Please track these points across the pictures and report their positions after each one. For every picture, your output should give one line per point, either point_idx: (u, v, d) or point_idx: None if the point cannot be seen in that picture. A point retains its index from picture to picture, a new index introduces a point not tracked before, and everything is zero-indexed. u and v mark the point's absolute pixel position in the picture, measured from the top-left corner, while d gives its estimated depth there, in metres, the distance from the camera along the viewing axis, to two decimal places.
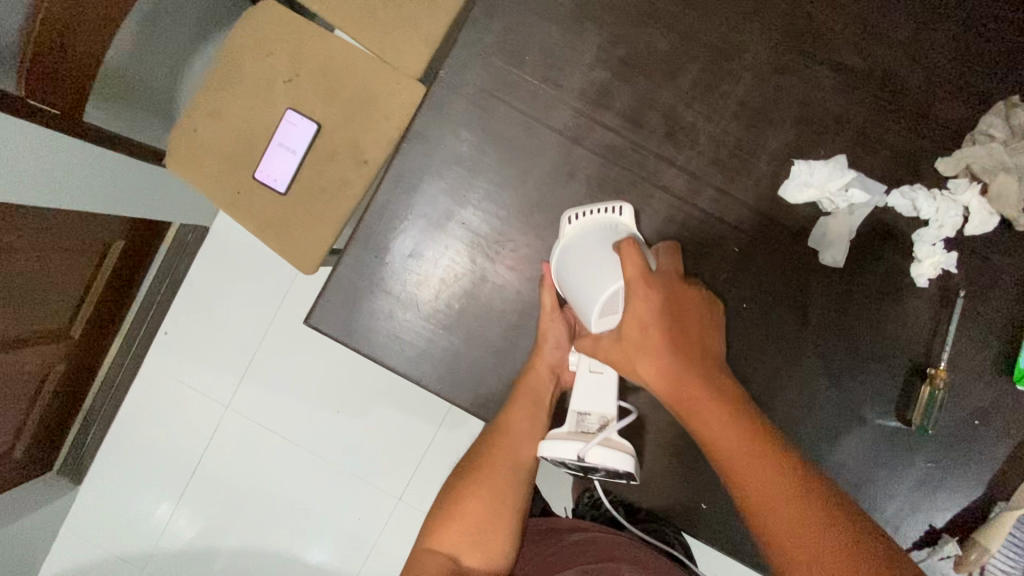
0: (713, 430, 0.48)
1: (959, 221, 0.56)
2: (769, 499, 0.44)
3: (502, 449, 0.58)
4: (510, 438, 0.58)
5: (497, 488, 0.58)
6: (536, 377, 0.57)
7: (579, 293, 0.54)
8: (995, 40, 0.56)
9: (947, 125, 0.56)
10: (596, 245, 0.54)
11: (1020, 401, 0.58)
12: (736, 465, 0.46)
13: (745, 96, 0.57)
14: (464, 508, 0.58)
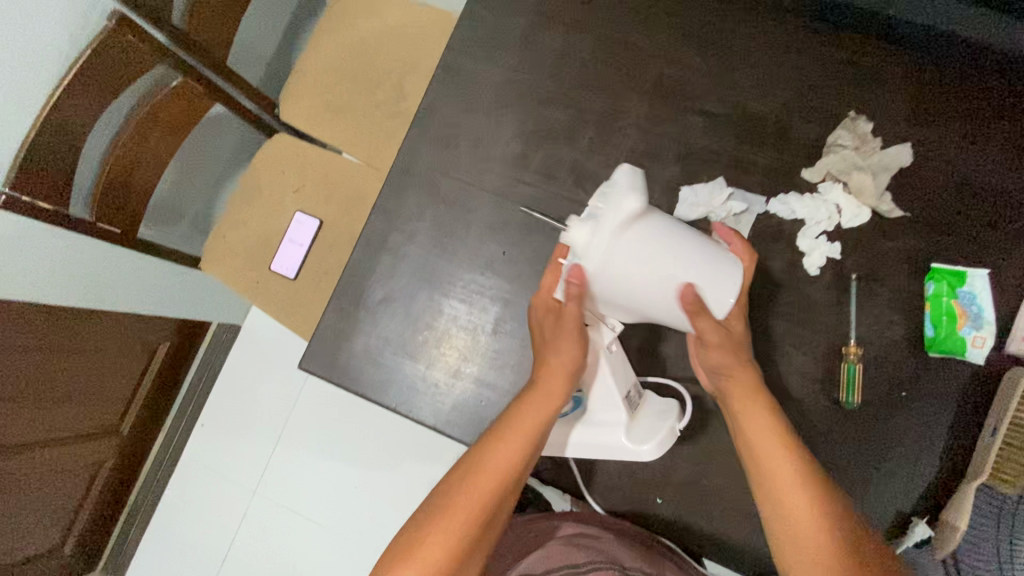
0: (753, 436, 0.56)
1: (834, 216, 0.66)
2: (799, 503, 0.52)
3: (487, 483, 0.55)
4: (496, 472, 0.56)
5: (472, 530, 0.54)
6: (538, 396, 0.59)
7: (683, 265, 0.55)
8: (831, 70, 0.69)
9: (805, 143, 0.68)
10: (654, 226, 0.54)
11: (939, 369, 0.63)
12: (765, 470, 0.55)
13: (634, 145, 0.71)
14: (430, 546, 0.53)
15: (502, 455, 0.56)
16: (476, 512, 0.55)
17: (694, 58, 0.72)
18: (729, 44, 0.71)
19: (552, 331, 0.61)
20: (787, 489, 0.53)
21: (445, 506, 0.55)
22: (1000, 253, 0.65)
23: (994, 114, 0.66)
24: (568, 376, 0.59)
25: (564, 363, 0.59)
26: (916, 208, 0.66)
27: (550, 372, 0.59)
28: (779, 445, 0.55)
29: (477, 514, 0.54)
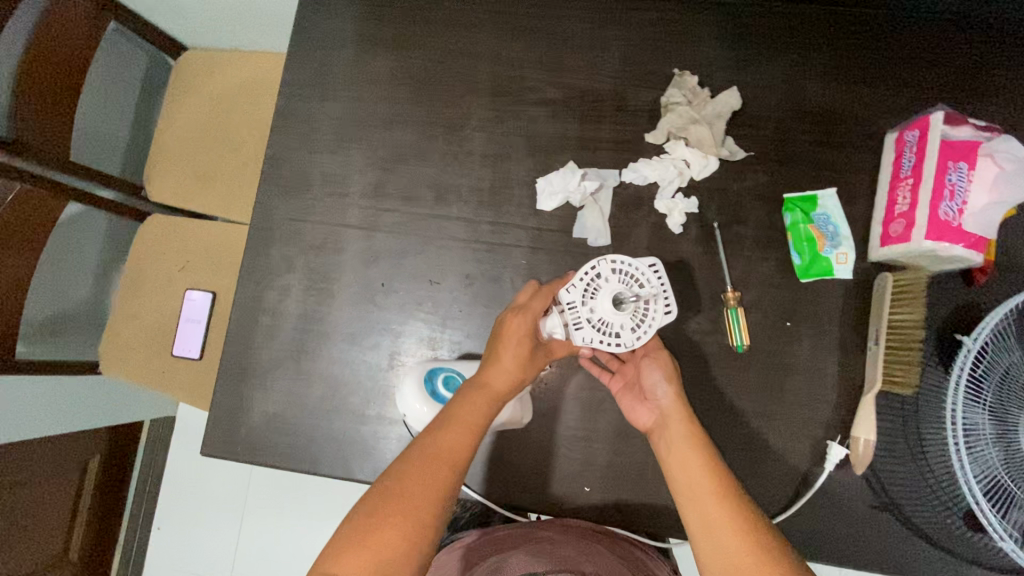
0: (685, 485, 0.51)
1: (683, 172, 0.67)
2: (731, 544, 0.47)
3: (441, 474, 0.50)
4: (453, 456, 0.51)
5: (427, 523, 0.48)
6: (494, 388, 0.56)
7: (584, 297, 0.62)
8: (654, 34, 0.70)
9: (643, 109, 0.70)
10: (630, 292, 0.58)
11: (815, 293, 0.65)
12: (703, 528, 0.48)
13: (484, 149, 0.71)
14: (382, 541, 0.46)
15: (456, 445, 0.52)
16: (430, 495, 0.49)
17: (524, 50, 0.72)
18: (553, 29, 0.72)
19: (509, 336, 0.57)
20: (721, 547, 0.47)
21: (396, 497, 0.48)
22: (844, 172, 0.67)
23: (810, 42, 0.69)
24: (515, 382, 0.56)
25: (513, 363, 0.56)
26: (758, 146, 0.68)
27: (503, 375, 0.56)
28: (714, 497, 0.49)
29: (429, 505, 0.48)
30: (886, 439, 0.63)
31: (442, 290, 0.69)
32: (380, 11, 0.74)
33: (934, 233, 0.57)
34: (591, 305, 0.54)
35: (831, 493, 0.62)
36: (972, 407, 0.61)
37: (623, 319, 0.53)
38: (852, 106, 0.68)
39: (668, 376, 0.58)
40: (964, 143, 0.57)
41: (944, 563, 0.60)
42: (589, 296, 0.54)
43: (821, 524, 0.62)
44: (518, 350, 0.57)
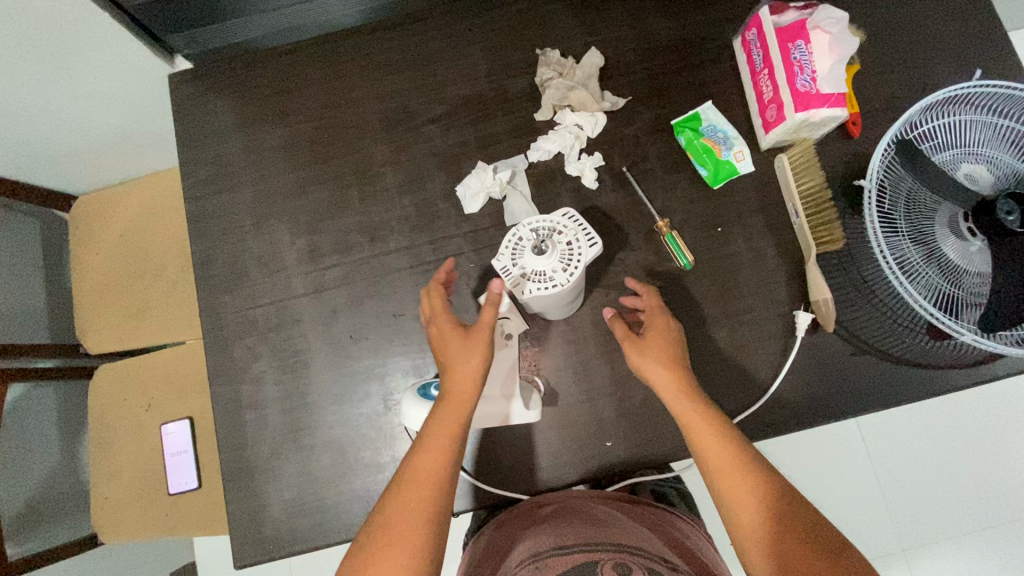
0: (709, 468, 0.56)
1: (578, 134, 0.72)
2: (755, 513, 0.53)
3: (425, 490, 0.54)
4: (429, 473, 0.54)
5: (423, 543, 0.51)
6: (457, 384, 0.57)
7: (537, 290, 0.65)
8: (508, 28, 0.77)
9: (524, 94, 0.75)
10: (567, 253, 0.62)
11: (731, 193, 0.71)
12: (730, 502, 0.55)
13: (397, 179, 0.74)
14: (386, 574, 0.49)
15: (431, 470, 0.54)
16: (421, 517, 0.52)
17: (399, 82, 0.77)
18: (418, 57, 0.77)
19: (448, 344, 0.59)
20: (755, 531, 0.53)
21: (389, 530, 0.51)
22: (712, 84, 0.74)
23: None
24: (469, 379, 0.57)
25: (457, 368, 0.57)
26: (632, 90, 0.74)
27: (457, 380, 0.57)
28: (742, 484, 0.54)
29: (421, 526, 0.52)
30: (839, 293, 0.69)
31: (408, 319, 0.70)
32: (255, 96, 0.78)
33: (801, 105, 0.64)
34: (521, 262, 0.58)
35: (815, 357, 0.68)
36: (892, 239, 0.68)
37: (552, 262, 0.58)
38: (696, 28, 0.75)
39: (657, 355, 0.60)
40: (793, 24, 0.65)
41: (927, 376, 0.67)
42: (517, 256, 0.59)
43: (817, 387, 0.67)
44: (461, 349, 0.58)
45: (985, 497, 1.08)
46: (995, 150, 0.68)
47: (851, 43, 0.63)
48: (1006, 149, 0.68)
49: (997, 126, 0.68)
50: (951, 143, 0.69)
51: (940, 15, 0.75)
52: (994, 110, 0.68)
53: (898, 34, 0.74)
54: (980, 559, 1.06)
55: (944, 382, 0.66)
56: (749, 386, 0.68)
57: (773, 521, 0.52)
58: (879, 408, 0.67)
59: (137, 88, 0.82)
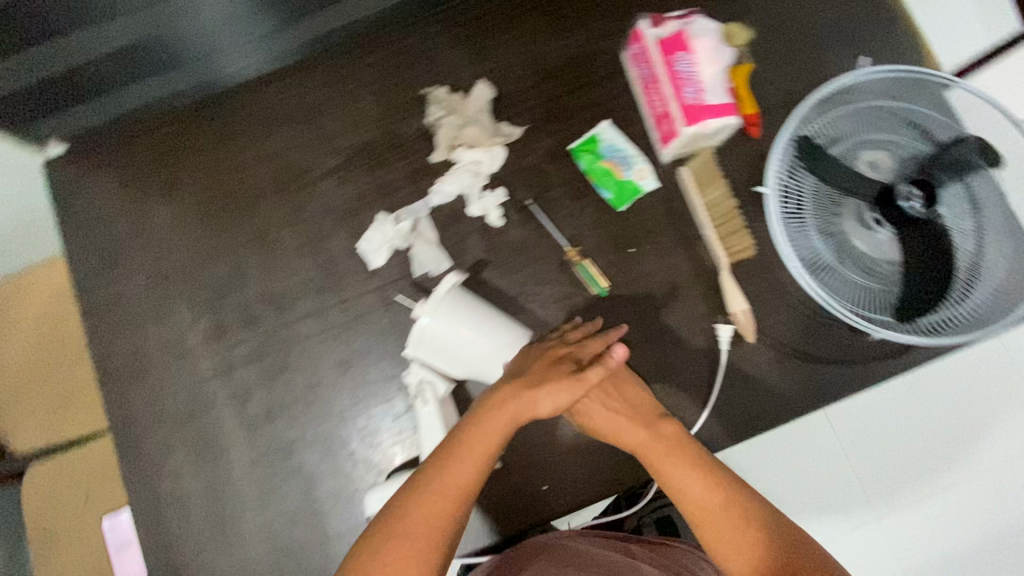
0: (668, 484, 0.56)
1: (476, 172, 0.70)
2: (718, 520, 0.53)
3: (466, 472, 0.52)
4: (484, 446, 0.53)
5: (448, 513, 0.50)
6: (542, 379, 0.57)
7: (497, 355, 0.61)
8: (393, 69, 0.74)
9: (418, 136, 0.72)
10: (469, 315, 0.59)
11: (638, 212, 0.70)
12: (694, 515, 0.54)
13: (296, 242, 0.71)
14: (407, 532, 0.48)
15: (476, 456, 0.53)
16: (460, 488, 0.51)
17: (289, 137, 0.73)
18: (305, 106, 0.74)
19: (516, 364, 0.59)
20: (718, 542, 0.52)
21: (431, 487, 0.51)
22: (608, 100, 0.72)
23: (525, 11, 0.74)
24: (555, 402, 0.57)
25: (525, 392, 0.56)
26: (527, 118, 0.72)
27: (545, 390, 0.57)
28: (718, 498, 0.53)
29: (450, 509, 0.50)
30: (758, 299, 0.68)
31: (325, 387, 0.67)
32: (136, 171, 0.73)
33: (691, 118, 0.62)
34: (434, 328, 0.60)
35: (742, 368, 0.67)
36: (803, 241, 0.67)
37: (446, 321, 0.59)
38: (583, 46, 0.73)
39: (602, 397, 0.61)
40: (673, 36, 0.63)
41: (852, 373, 0.66)
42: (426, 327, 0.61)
43: (747, 399, 0.66)
44: (554, 371, 0.58)
45: None
46: (887, 134, 0.68)
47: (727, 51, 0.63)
48: (897, 132, 0.68)
49: (885, 110, 0.68)
50: (846, 133, 0.68)
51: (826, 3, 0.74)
52: (879, 95, 0.68)
53: (787, 27, 0.73)
54: None
55: (869, 376, 0.67)
56: (679, 407, 0.67)
57: (738, 528, 0.52)
58: (810, 411, 0.66)
59: (13, 179, 0.78)
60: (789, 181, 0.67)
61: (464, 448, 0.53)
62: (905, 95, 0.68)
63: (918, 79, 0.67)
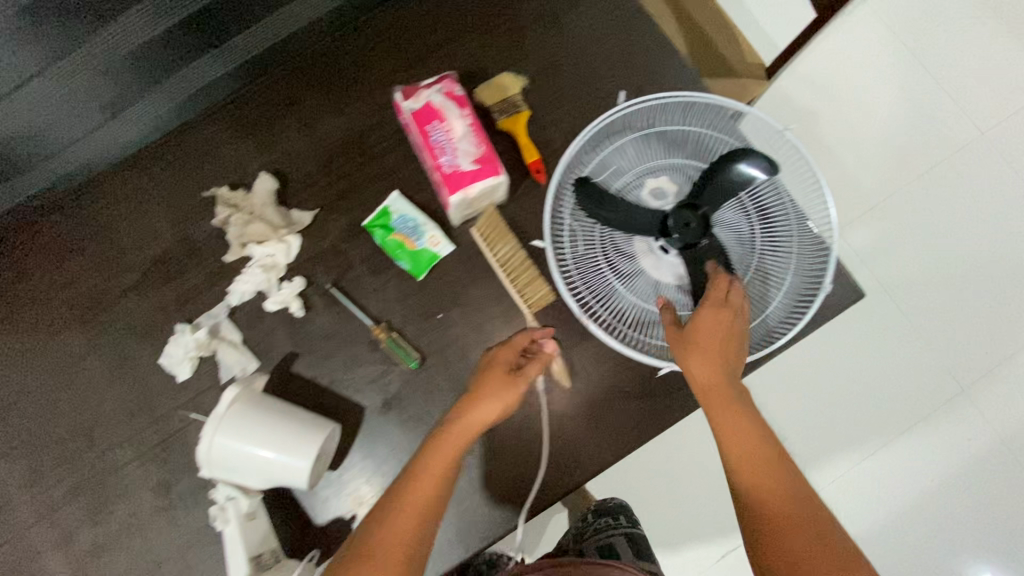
0: (731, 447, 0.55)
1: (270, 266, 0.69)
2: (786, 511, 0.51)
3: (426, 489, 0.54)
4: (445, 456, 0.56)
5: (413, 537, 0.52)
6: (492, 389, 0.59)
7: (290, 464, 0.59)
8: (179, 174, 0.73)
9: (212, 238, 0.71)
10: (255, 425, 0.58)
11: (439, 277, 0.69)
12: (751, 494, 0.52)
13: (102, 367, 0.69)
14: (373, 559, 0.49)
15: (438, 471, 0.55)
16: (427, 504, 0.54)
17: (82, 261, 0.71)
18: (96, 226, 0.72)
19: (488, 378, 0.60)
20: (774, 527, 0.50)
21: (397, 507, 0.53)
22: (396, 170, 0.71)
23: (304, 96, 0.74)
24: (494, 416, 0.59)
25: (495, 407, 0.59)
26: (317, 199, 0.71)
27: (485, 403, 0.59)
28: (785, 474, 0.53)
29: (415, 526, 0.52)
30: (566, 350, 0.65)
31: (150, 513, 0.66)
32: None
33: (455, 187, 0.61)
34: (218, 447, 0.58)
35: (562, 417, 0.67)
36: (602, 283, 0.67)
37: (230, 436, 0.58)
38: (363, 119, 0.73)
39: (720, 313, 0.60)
40: (424, 107, 0.62)
41: (669, 404, 0.67)
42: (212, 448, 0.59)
43: (571, 449, 0.66)
44: (502, 377, 0.60)
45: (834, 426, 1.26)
46: (667, 158, 0.68)
47: (467, 106, 0.63)
48: (675, 155, 0.68)
49: (661, 135, 0.68)
50: (627, 165, 0.68)
51: (596, 32, 0.74)
52: (652, 122, 0.68)
53: (560, 63, 0.73)
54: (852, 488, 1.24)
55: (688, 404, 0.67)
56: (507, 470, 0.66)
57: (792, 519, 0.50)
58: (634, 448, 0.67)
59: None
60: (576, 227, 0.67)
61: (431, 464, 0.55)
62: (677, 116, 0.68)
63: (683, 100, 0.67)
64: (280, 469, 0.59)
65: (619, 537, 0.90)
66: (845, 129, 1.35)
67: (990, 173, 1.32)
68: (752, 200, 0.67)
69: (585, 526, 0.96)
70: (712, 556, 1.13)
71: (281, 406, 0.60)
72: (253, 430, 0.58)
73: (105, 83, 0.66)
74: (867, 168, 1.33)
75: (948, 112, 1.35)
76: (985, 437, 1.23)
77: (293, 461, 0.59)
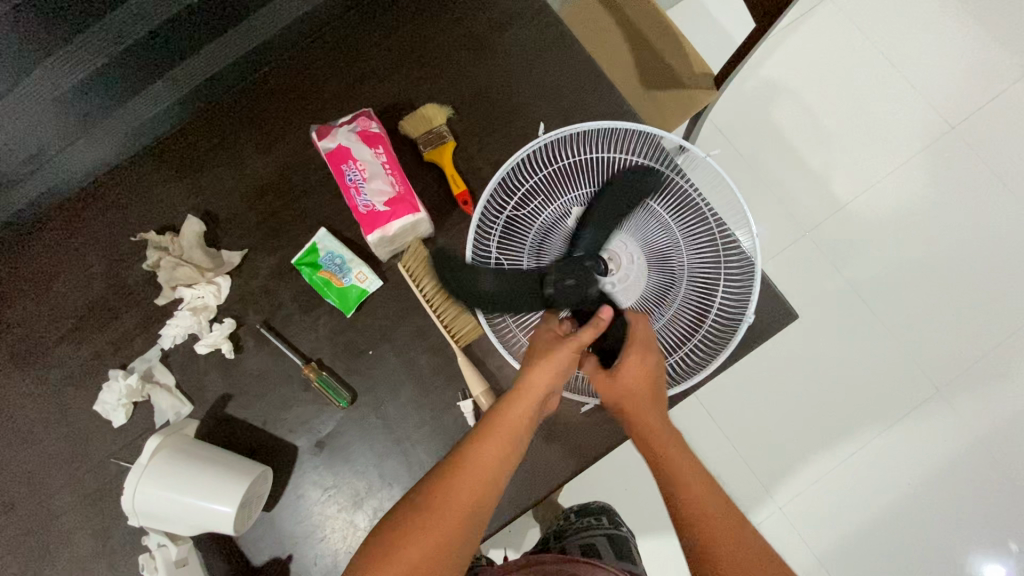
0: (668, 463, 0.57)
1: (199, 309, 0.68)
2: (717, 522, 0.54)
3: (489, 463, 0.53)
4: (508, 428, 0.55)
5: (470, 510, 0.52)
6: (555, 363, 0.57)
7: (214, 513, 0.59)
8: (109, 219, 0.72)
9: (144, 281, 0.71)
10: (177, 474, 0.59)
11: (370, 312, 0.69)
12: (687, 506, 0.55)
13: (39, 415, 0.69)
14: (428, 531, 0.50)
15: (501, 444, 0.54)
16: (484, 479, 0.53)
17: (13, 309, 0.70)
18: (23, 273, 0.71)
19: (543, 343, 0.59)
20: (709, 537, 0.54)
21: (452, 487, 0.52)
22: (325, 206, 0.71)
23: (232, 133, 0.73)
24: (556, 380, 0.57)
25: (553, 374, 0.57)
26: (247, 238, 0.71)
27: (542, 375, 0.56)
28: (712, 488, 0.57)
29: (472, 504, 0.52)
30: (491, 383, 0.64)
31: (90, 560, 0.66)
32: None
33: (370, 227, 0.64)
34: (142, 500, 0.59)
35: None
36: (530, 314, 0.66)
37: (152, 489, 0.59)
38: (291, 155, 0.73)
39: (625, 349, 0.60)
40: (336, 150, 0.66)
41: (602, 433, 0.67)
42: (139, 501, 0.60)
43: (505, 482, 0.66)
44: (561, 353, 0.57)
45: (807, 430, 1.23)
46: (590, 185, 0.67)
47: (380, 144, 0.67)
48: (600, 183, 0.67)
49: (585, 163, 0.67)
50: (552, 195, 0.67)
51: (523, 59, 0.74)
52: (577, 150, 0.67)
53: (486, 93, 0.73)
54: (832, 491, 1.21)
55: (620, 431, 0.67)
56: None
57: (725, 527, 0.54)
58: (569, 478, 0.67)
59: None
60: (499, 260, 0.66)
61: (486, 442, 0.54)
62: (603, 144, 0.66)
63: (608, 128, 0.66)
64: (204, 518, 0.59)
65: (599, 536, 0.79)
66: (811, 129, 1.32)
67: (960, 169, 1.30)
68: (679, 228, 0.66)
69: (564, 527, 0.86)
70: (690, 564, 1.13)
71: (210, 453, 0.62)
72: (175, 480, 0.59)
73: (44, 122, 0.66)
74: (837, 167, 1.31)
75: (916, 106, 1.32)
76: (963, 438, 1.21)
77: (215, 508, 0.59)
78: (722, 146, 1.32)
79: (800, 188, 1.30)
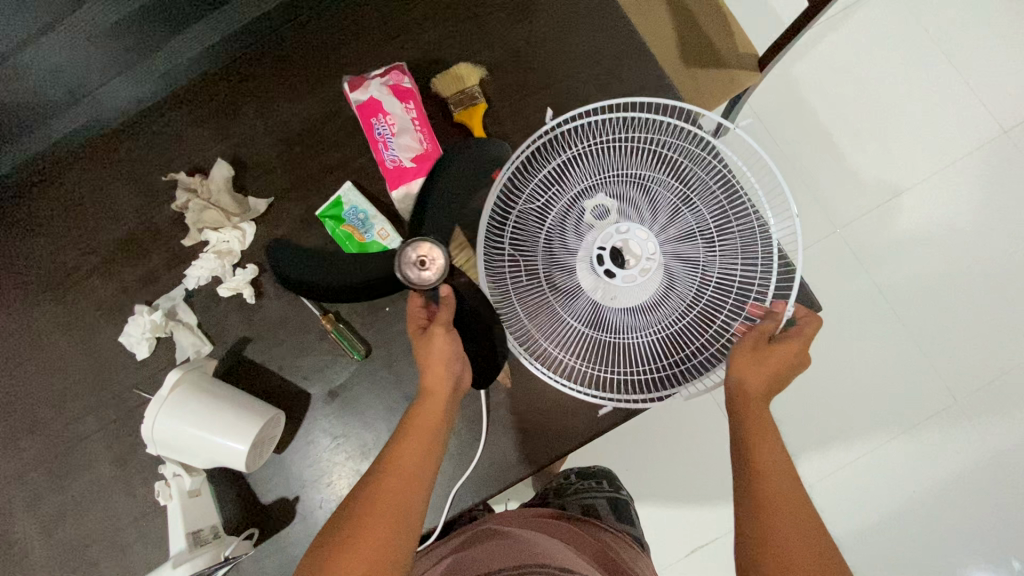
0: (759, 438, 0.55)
1: (223, 253, 0.70)
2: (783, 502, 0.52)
3: (408, 461, 0.55)
4: (418, 427, 0.57)
5: (400, 503, 0.53)
6: (438, 352, 0.59)
7: (226, 447, 0.61)
8: (144, 157, 0.73)
9: (172, 220, 0.72)
10: (193, 406, 0.62)
11: None
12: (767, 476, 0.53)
13: (68, 341, 0.72)
14: (360, 525, 0.51)
15: (413, 443, 0.56)
16: (408, 473, 0.55)
17: (48, 237, 0.72)
18: (60, 202, 0.73)
19: (421, 341, 0.60)
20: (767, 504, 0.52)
21: (376, 493, 0.53)
22: (351, 161, 0.71)
23: (265, 79, 0.73)
24: (449, 366, 0.59)
25: (442, 366, 0.59)
26: (273, 187, 0.72)
27: (433, 366, 0.59)
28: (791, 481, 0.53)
29: (401, 499, 0.53)
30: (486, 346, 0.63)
31: (110, 482, 0.69)
32: None
33: (398, 181, 0.68)
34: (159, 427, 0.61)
35: (503, 414, 0.68)
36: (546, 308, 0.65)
37: (169, 418, 0.61)
38: (321, 106, 0.73)
39: (799, 349, 0.58)
40: (367, 103, 0.67)
41: (609, 409, 0.67)
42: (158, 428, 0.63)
43: (509, 447, 0.68)
44: (443, 343, 0.59)
45: (817, 425, 1.22)
46: (608, 176, 0.64)
47: (411, 100, 0.68)
48: (614, 174, 0.64)
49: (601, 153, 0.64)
50: (567, 185, 0.65)
51: (562, 24, 0.72)
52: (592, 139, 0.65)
53: (521, 57, 0.72)
54: (834, 488, 1.20)
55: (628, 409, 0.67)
56: (447, 461, 0.68)
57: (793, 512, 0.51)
58: (572, 448, 0.68)
59: None
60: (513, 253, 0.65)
61: (396, 444, 0.57)
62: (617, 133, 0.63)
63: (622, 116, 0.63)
64: (217, 451, 0.62)
65: (601, 497, 0.82)
66: (855, 121, 1.27)
67: (1007, 174, 1.24)
68: (702, 219, 0.64)
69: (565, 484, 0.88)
70: (684, 548, 1.12)
71: (226, 393, 0.63)
72: (191, 412, 0.61)
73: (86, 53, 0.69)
74: (878, 163, 1.26)
75: (967, 106, 1.26)
76: (979, 448, 1.19)
77: (227, 443, 0.61)
78: (759, 132, 1.28)
79: (837, 181, 1.26)
